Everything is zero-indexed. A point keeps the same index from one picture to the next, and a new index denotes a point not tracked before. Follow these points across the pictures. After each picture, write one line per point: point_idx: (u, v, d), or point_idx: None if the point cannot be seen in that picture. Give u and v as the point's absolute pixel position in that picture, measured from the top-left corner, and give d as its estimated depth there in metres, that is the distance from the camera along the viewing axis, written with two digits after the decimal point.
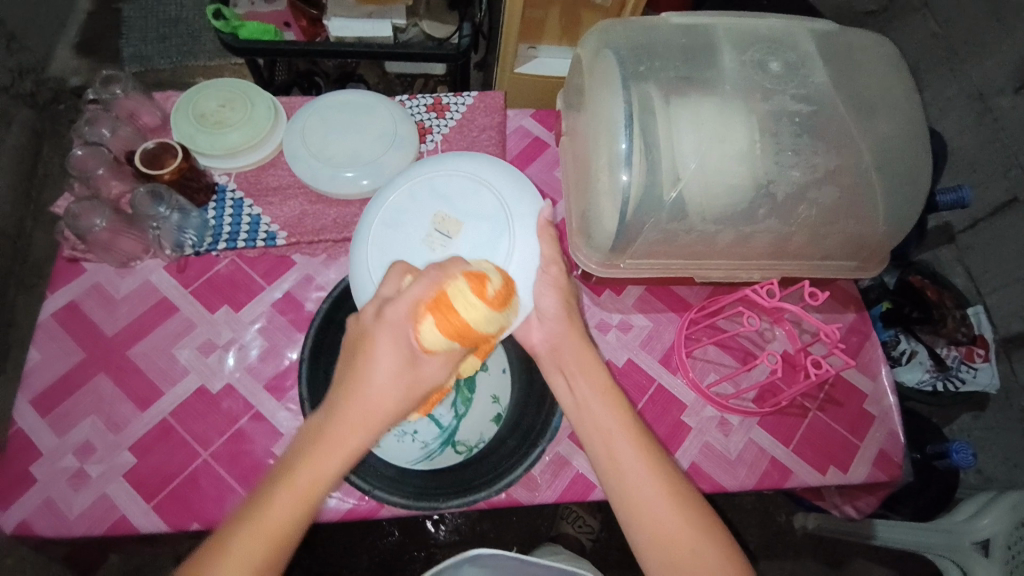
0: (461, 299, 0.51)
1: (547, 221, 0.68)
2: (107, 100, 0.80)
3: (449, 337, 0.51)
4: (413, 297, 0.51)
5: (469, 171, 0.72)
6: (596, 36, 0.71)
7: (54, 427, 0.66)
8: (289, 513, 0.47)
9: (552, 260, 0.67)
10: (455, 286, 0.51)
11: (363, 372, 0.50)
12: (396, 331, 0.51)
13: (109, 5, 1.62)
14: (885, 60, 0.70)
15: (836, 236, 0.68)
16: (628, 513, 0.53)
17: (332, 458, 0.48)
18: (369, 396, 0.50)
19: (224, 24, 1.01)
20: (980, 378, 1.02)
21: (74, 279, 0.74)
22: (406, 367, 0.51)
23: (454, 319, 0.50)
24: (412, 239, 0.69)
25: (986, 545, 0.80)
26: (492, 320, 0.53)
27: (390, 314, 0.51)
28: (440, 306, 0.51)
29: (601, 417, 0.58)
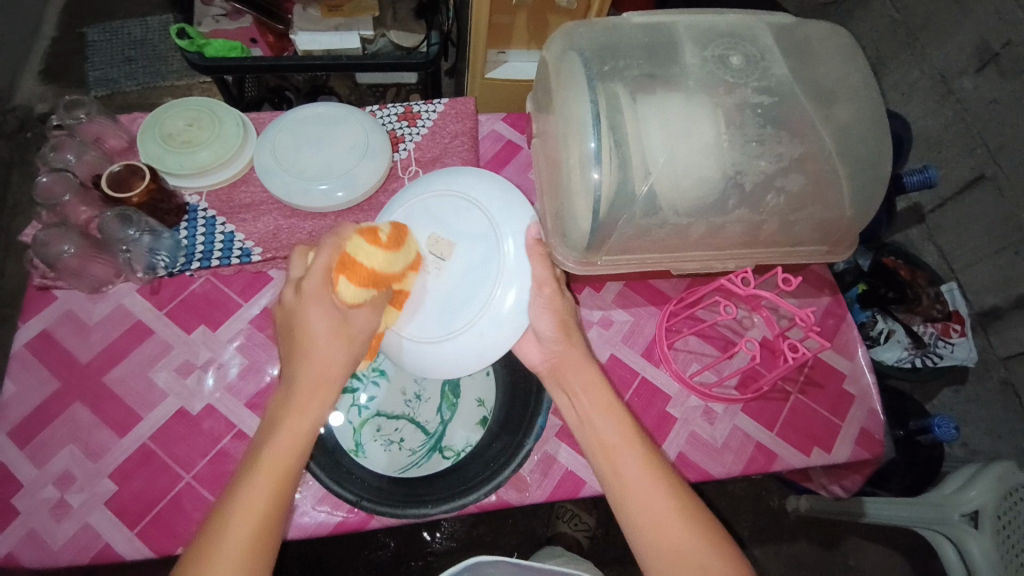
0: (363, 253, 0.58)
1: (535, 240, 0.68)
2: (72, 125, 0.79)
3: (363, 286, 0.57)
4: (322, 264, 0.57)
5: (459, 190, 0.71)
6: (560, 39, 0.72)
7: (33, 459, 0.65)
8: (264, 502, 0.48)
9: (544, 280, 0.65)
10: (353, 244, 0.58)
11: (304, 341, 0.56)
12: (318, 295, 0.56)
13: (74, 30, 1.60)
14: (842, 49, 0.72)
15: (805, 222, 0.69)
16: (645, 539, 0.52)
17: (297, 431, 0.52)
18: (314, 360, 0.55)
19: (189, 42, 1.00)
20: (957, 353, 1.05)
21: (45, 307, 0.72)
22: (338, 323, 0.56)
23: (362, 270, 0.57)
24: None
25: (975, 516, 0.81)
26: (394, 263, 0.61)
27: (308, 285, 0.57)
28: (346, 263, 0.57)
29: (605, 436, 0.57)
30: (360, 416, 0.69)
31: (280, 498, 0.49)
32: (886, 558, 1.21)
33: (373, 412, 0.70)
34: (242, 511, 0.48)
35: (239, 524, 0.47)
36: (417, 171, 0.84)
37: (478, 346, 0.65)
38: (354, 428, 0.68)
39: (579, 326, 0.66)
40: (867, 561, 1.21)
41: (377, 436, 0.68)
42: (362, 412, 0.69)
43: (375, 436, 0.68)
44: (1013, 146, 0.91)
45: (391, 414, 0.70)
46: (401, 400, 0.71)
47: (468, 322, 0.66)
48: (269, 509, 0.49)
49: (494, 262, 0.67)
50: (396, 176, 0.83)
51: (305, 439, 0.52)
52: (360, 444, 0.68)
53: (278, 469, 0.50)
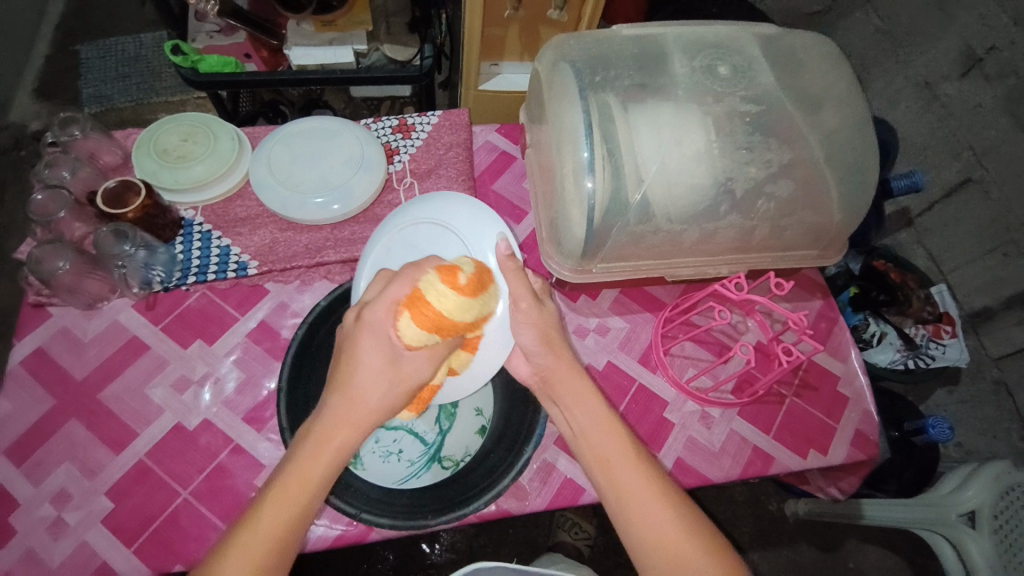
0: (435, 293, 0.55)
1: (507, 255, 0.64)
2: (66, 142, 0.79)
3: (426, 330, 0.55)
4: (392, 296, 0.55)
5: (432, 216, 0.72)
6: (552, 51, 0.74)
7: (29, 477, 0.64)
8: (260, 558, 0.47)
9: (520, 295, 0.63)
10: (427, 280, 0.55)
11: (350, 375, 0.54)
12: (377, 331, 0.55)
13: (67, 48, 1.61)
14: (828, 57, 0.74)
15: (795, 227, 0.70)
16: (645, 550, 0.51)
17: (304, 480, 0.50)
18: (353, 398, 0.53)
19: (183, 59, 1.01)
20: (950, 353, 1.07)
21: (40, 324, 0.72)
22: (389, 364, 0.54)
23: (428, 311, 0.54)
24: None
25: (972, 516, 0.81)
26: (465, 310, 0.57)
27: (370, 315, 0.55)
28: (415, 301, 0.54)
29: (602, 449, 0.56)
30: None
31: (280, 551, 0.48)
32: (886, 560, 1.21)
33: None
34: (244, 542, 0.47)
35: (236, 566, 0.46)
36: (411, 182, 0.84)
37: (470, 368, 0.67)
38: None
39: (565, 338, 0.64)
40: (868, 564, 1.21)
41: (376, 448, 0.68)
42: None
43: (373, 447, 0.68)
44: (1000, 148, 0.92)
45: (390, 426, 0.70)
46: None
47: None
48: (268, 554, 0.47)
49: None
50: (392, 188, 0.84)
51: (312, 490, 0.50)
52: (358, 456, 0.67)
53: (283, 510, 0.49)
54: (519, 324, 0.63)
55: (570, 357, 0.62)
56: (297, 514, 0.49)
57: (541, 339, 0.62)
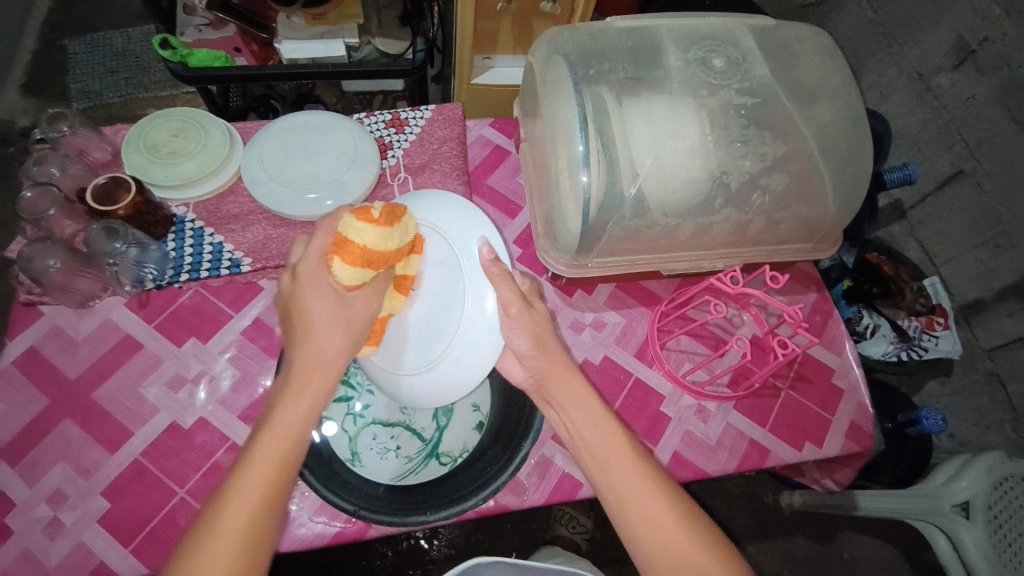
0: (353, 231, 0.57)
1: (491, 259, 0.62)
2: (55, 138, 0.78)
3: (358, 266, 0.56)
4: (318, 246, 0.57)
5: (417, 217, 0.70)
6: (545, 44, 0.73)
7: (25, 477, 0.64)
8: (256, 499, 0.47)
9: (509, 301, 0.62)
10: (344, 223, 0.57)
11: (304, 325, 0.56)
12: (315, 279, 0.57)
13: (54, 43, 1.58)
14: (821, 50, 0.74)
15: (789, 220, 0.71)
16: (645, 547, 0.51)
17: (290, 419, 0.51)
18: (314, 345, 0.55)
19: (172, 52, 0.99)
20: (943, 345, 1.06)
21: (31, 323, 0.71)
22: (336, 306, 0.56)
23: (353, 249, 0.56)
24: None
25: (966, 507, 0.82)
26: (388, 241, 0.58)
27: (303, 267, 0.57)
28: (340, 243, 0.57)
29: (597, 447, 0.56)
30: (356, 424, 0.69)
31: (276, 492, 0.48)
32: (881, 550, 1.22)
33: (368, 420, 0.69)
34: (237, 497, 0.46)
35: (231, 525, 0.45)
36: (405, 177, 0.84)
37: (458, 373, 0.65)
38: (350, 437, 0.68)
39: (556, 336, 0.63)
40: (862, 554, 1.22)
41: (373, 445, 0.68)
42: (358, 420, 0.69)
43: (370, 444, 0.67)
44: (993, 140, 0.93)
45: (387, 422, 0.70)
46: (397, 408, 0.71)
47: (444, 351, 0.66)
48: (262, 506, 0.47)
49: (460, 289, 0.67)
50: (386, 183, 0.83)
51: (297, 426, 0.51)
52: (355, 453, 0.67)
53: (274, 462, 0.48)
54: (517, 320, 0.63)
55: (562, 358, 0.62)
56: (288, 450, 0.49)
57: (537, 335, 0.62)
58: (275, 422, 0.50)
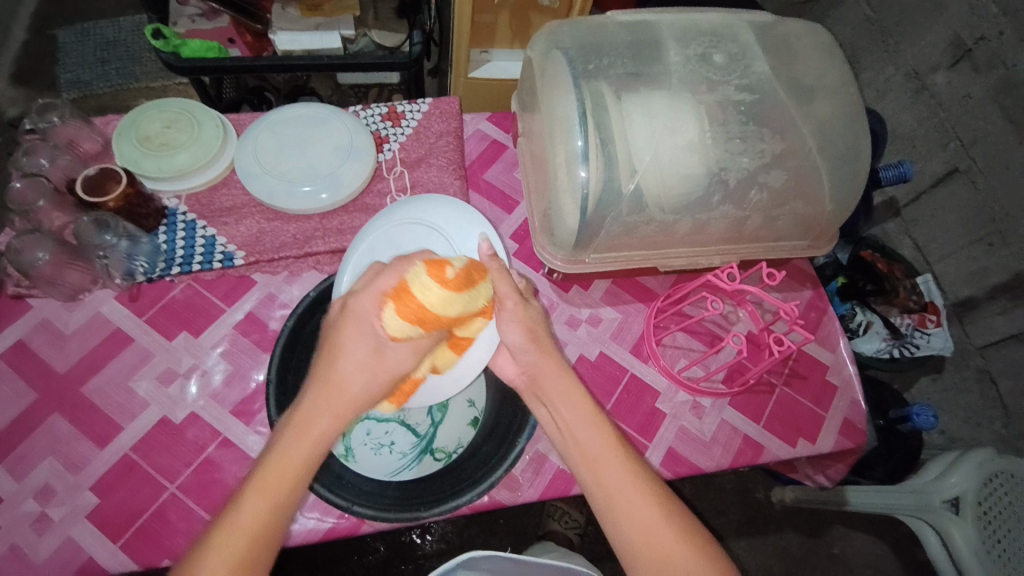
0: (421, 287, 0.54)
1: (489, 256, 0.64)
2: (44, 129, 0.76)
3: (411, 322, 0.54)
4: (380, 287, 0.55)
5: (415, 217, 0.71)
6: (544, 38, 0.72)
7: (12, 472, 0.63)
8: (246, 542, 0.46)
9: (507, 294, 0.62)
10: (415, 271, 0.55)
11: (332, 364, 0.54)
12: (359, 322, 0.55)
13: (44, 32, 1.56)
14: (820, 47, 0.74)
15: (787, 217, 0.70)
16: (632, 547, 0.51)
17: (288, 457, 0.49)
18: (336, 389, 0.53)
19: (164, 42, 0.98)
20: (934, 342, 1.09)
21: (19, 316, 0.70)
22: (371, 356, 0.54)
23: (411, 302, 0.54)
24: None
25: (956, 502, 0.82)
26: (451, 305, 0.55)
27: (355, 303, 0.56)
28: (401, 293, 0.54)
29: (591, 450, 0.55)
30: None
31: (265, 535, 0.47)
32: (871, 545, 1.24)
33: (362, 416, 0.68)
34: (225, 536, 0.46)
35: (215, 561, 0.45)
36: (401, 171, 0.83)
37: (453, 369, 0.67)
38: (343, 432, 0.66)
39: (550, 334, 0.64)
40: (852, 549, 1.23)
41: (367, 440, 0.67)
42: None
43: (365, 439, 0.67)
44: (987, 140, 0.93)
45: (381, 418, 0.69)
46: None
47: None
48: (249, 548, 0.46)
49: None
50: (381, 177, 0.82)
51: (298, 469, 0.49)
52: (349, 448, 0.66)
53: (267, 504, 0.47)
54: (514, 316, 0.63)
55: (555, 355, 0.62)
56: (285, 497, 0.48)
57: (535, 331, 0.62)
58: (277, 464, 0.49)
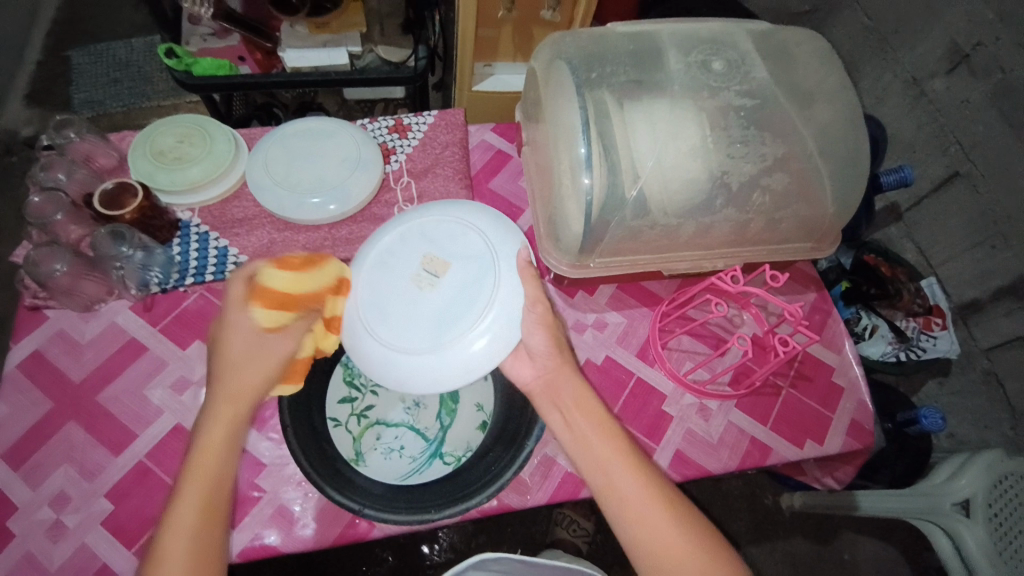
0: (271, 279, 0.61)
1: (527, 261, 0.67)
2: (62, 144, 0.79)
3: (277, 307, 0.60)
4: (239, 294, 0.60)
5: (453, 216, 0.71)
6: (548, 49, 0.74)
7: (28, 480, 0.64)
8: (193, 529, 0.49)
9: (537, 298, 0.65)
10: (262, 274, 0.61)
11: (221, 365, 0.57)
12: (236, 324, 0.59)
13: (58, 53, 1.60)
14: (817, 54, 0.75)
15: (789, 219, 0.71)
16: (648, 553, 0.51)
17: (216, 438, 0.53)
18: (237, 387, 0.56)
19: (177, 62, 1.02)
20: (940, 345, 1.08)
21: (36, 327, 0.71)
22: (252, 345, 0.58)
23: (272, 294, 0.60)
24: (399, 283, 0.67)
25: (967, 505, 0.82)
26: (307, 285, 0.63)
27: (226, 316, 0.59)
28: (257, 292, 0.60)
29: (600, 453, 0.56)
30: (360, 424, 0.69)
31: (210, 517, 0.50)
32: (882, 551, 1.22)
33: (372, 421, 0.69)
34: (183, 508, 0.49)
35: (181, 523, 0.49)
36: (408, 181, 0.84)
37: (469, 359, 0.62)
38: (353, 436, 0.68)
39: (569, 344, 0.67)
40: (863, 556, 1.22)
41: (377, 445, 0.68)
42: (362, 420, 0.69)
43: (375, 444, 0.68)
44: (986, 143, 0.94)
45: (391, 422, 0.70)
46: (401, 408, 0.71)
47: (460, 334, 0.63)
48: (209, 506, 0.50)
49: (488, 284, 0.65)
50: (388, 187, 0.84)
51: (221, 454, 0.52)
52: (360, 453, 0.67)
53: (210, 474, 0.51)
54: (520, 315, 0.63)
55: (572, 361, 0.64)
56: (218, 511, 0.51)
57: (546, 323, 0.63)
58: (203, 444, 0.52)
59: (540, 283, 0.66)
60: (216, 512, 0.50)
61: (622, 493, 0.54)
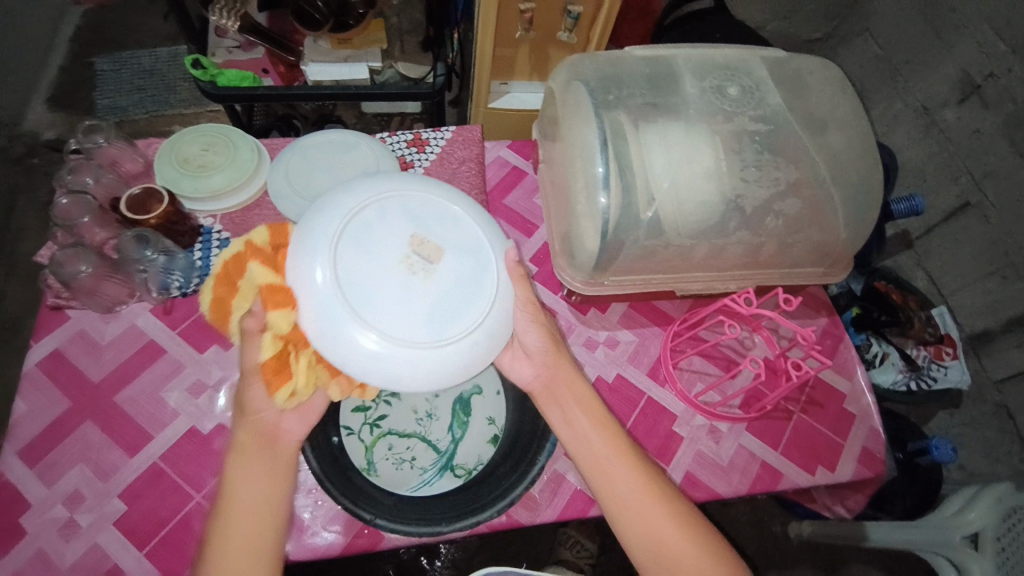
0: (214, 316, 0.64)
1: (516, 263, 0.62)
2: (90, 149, 0.81)
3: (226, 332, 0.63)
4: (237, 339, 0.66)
5: (441, 196, 0.61)
6: (566, 70, 0.76)
7: (42, 478, 0.64)
8: (243, 543, 0.52)
9: (529, 303, 0.62)
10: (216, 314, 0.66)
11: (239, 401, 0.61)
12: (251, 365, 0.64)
13: (83, 59, 1.64)
14: (831, 82, 0.77)
15: (802, 243, 0.72)
16: (639, 543, 0.55)
17: (246, 463, 0.56)
18: (254, 424, 0.58)
19: (203, 72, 1.04)
20: (952, 375, 1.08)
21: (57, 327, 0.73)
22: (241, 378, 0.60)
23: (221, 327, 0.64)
24: (382, 263, 0.55)
25: (976, 539, 0.82)
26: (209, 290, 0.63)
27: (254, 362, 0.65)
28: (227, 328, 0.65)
29: (598, 450, 0.59)
30: (372, 434, 0.69)
31: (259, 529, 0.53)
32: None
33: (384, 431, 0.70)
34: (232, 528, 0.53)
35: (234, 537, 0.53)
36: None
37: (470, 358, 0.57)
38: (365, 446, 0.68)
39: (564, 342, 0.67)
40: None
41: (388, 455, 0.68)
42: (374, 430, 0.69)
43: (386, 454, 0.68)
44: (996, 173, 0.95)
45: (402, 433, 0.70)
46: (412, 419, 0.71)
47: (463, 332, 0.56)
48: (257, 523, 0.54)
49: (491, 283, 0.59)
50: None
51: (257, 476, 0.55)
52: (371, 462, 0.67)
53: (247, 496, 0.54)
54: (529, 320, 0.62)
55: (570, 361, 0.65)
56: (266, 544, 0.53)
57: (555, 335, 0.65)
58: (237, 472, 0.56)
59: (529, 284, 0.62)
60: (263, 526, 0.54)
61: (618, 485, 0.57)
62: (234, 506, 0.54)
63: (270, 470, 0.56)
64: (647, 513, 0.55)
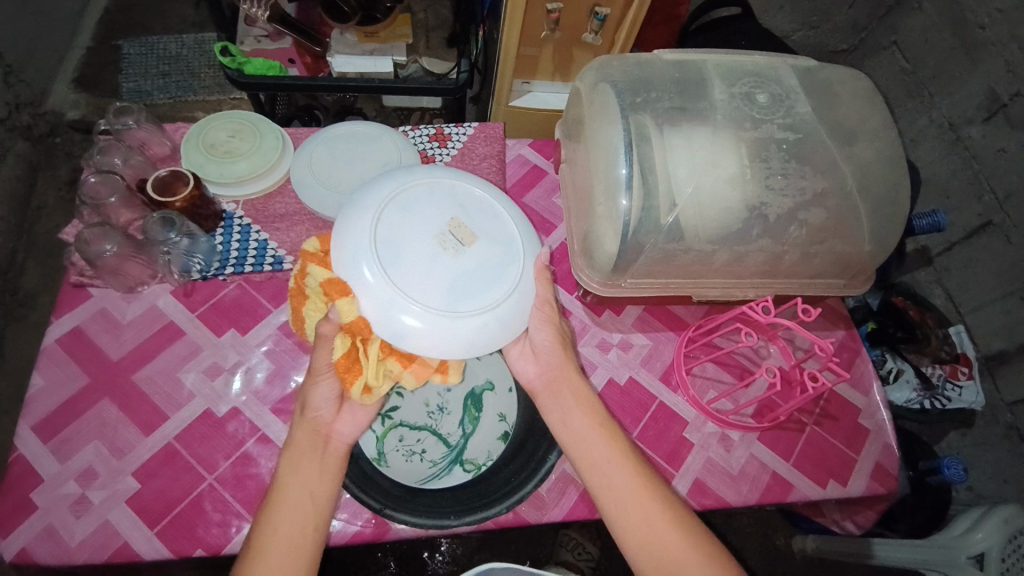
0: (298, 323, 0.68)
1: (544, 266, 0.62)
2: (119, 131, 0.82)
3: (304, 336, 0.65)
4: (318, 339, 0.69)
5: (488, 189, 0.63)
6: (594, 71, 0.76)
7: (56, 454, 0.65)
8: (294, 535, 0.52)
9: (546, 301, 0.62)
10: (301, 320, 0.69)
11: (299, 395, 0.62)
12: None
13: (109, 42, 1.66)
14: (859, 93, 0.76)
15: (825, 254, 0.71)
16: (635, 549, 0.54)
17: (303, 455, 0.56)
18: (313, 420, 0.59)
19: (230, 60, 1.04)
20: (966, 395, 1.05)
21: (79, 305, 0.74)
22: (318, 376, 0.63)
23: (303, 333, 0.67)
24: (420, 233, 0.58)
25: (981, 558, 0.80)
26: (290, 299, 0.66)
27: None
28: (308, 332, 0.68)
29: (598, 455, 0.58)
30: (383, 425, 0.69)
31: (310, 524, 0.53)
32: None
33: (396, 422, 0.70)
34: (284, 518, 0.53)
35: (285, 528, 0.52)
36: None
37: (476, 339, 0.57)
38: (376, 436, 0.68)
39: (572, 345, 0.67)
40: None
41: (399, 447, 0.68)
42: (386, 421, 0.70)
43: (396, 446, 0.68)
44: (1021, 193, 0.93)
45: (414, 425, 0.70)
46: (424, 412, 0.71)
47: (476, 311, 0.56)
48: (309, 516, 0.53)
49: (515, 272, 0.60)
50: None
51: (313, 469, 0.56)
52: (382, 453, 0.67)
53: (301, 488, 0.54)
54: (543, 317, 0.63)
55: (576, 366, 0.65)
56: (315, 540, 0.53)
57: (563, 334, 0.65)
58: (293, 464, 0.56)
59: (551, 285, 0.63)
60: (314, 521, 0.53)
61: (617, 492, 0.56)
62: (288, 496, 0.54)
63: (327, 466, 0.57)
64: (649, 522, 0.54)
